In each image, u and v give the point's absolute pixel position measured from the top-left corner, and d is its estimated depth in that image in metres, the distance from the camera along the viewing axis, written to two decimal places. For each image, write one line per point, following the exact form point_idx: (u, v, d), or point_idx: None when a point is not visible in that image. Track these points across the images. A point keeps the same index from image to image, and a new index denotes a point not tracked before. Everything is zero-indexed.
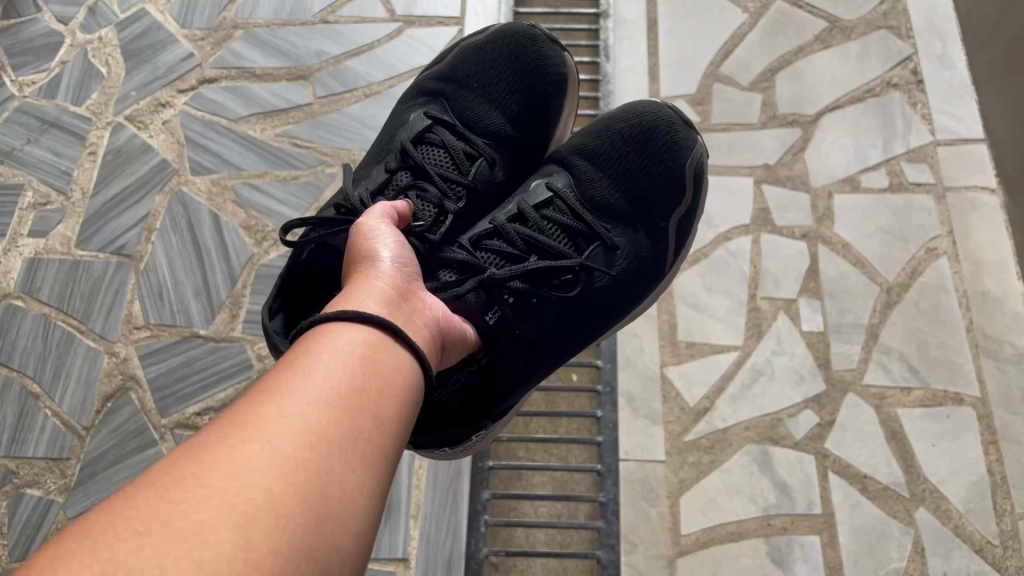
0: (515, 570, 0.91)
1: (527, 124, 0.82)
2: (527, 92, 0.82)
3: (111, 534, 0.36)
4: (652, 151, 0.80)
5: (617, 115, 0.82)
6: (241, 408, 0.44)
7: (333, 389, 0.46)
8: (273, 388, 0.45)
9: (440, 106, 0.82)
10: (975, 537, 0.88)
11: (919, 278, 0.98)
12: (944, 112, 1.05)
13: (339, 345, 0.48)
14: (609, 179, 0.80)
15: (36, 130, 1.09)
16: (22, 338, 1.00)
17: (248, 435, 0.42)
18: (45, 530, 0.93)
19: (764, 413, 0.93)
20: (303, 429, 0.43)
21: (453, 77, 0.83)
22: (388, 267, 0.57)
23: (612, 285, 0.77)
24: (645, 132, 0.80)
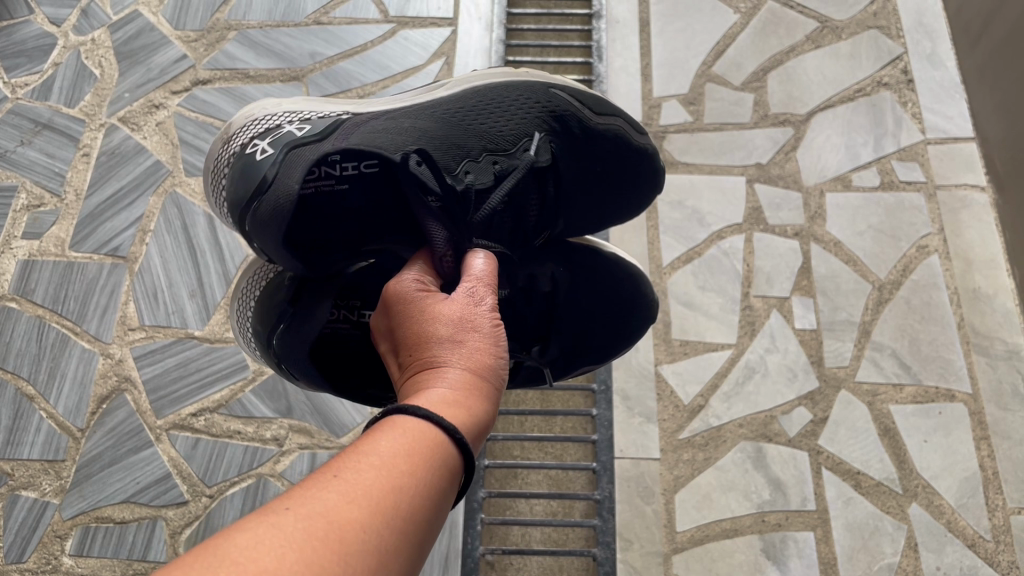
0: (511, 569, 0.91)
1: (582, 213, 0.74)
2: (609, 187, 0.74)
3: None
4: (622, 324, 0.74)
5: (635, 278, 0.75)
6: (323, 486, 0.36)
7: (417, 511, 0.37)
8: (362, 476, 0.37)
9: (560, 150, 0.70)
10: (967, 531, 0.88)
11: (910, 276, 0.99)
12: (934, 110, 1.06)
13: (432, 456, 0.39)
14: (588, 306, 0.72)
15: (29, 132, 1.09)
16: (16, 340, 1.00)
17: (333, 538, 0.34)
18: (40, 532, 0.92)
19: (757, 410, 0.93)
20: (381, 555, 0.35)
21: (595, 131, 0.71)
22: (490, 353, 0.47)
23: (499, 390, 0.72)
24: (641, 309, 0.74)
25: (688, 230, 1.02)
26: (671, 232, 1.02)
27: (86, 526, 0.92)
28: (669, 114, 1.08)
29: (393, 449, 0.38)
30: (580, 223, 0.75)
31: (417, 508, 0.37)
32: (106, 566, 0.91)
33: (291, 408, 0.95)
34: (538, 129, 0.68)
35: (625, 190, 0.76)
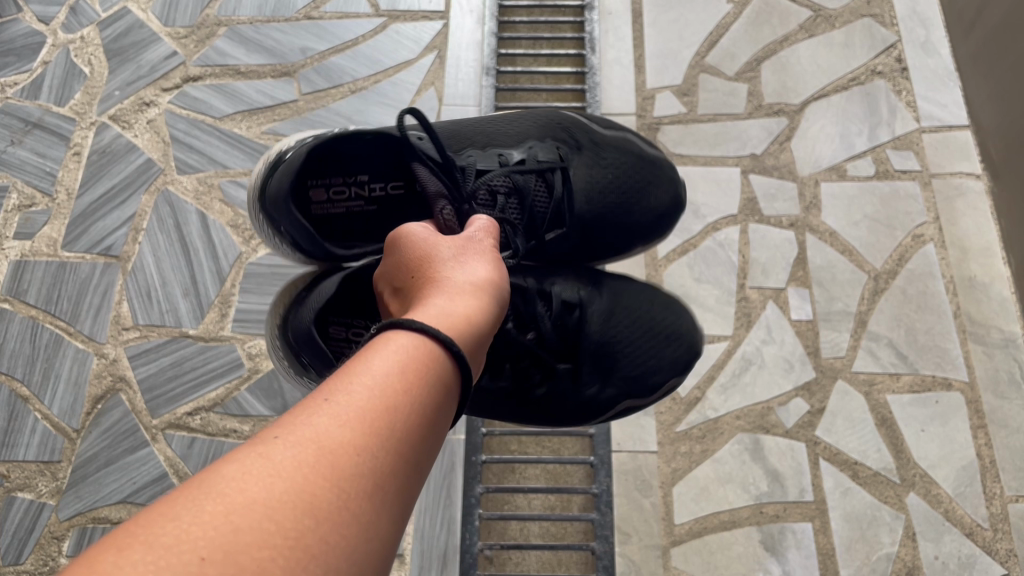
0: (510, 564, 0.91)
1: (608, 227, 0.77)
2: (630, 196, 0.78)
3: (162, 555, 0.28)
4: (662, 356, 0.74)
5: (661, 301, 0.77)
6: (313, 412, 0.35)
7: (413, 431, 0.37)
8: (355, 400, 0.36)
9: (573, 152, 0.76)
10: (965, 521, 0.88)
11: (906, 265, 0.98)
12: (929, 98, 1.06)
13: (429, 367, 0.39)
14: (623, 326, 0.74)
15: (19, 132, 1.09)
16: (10, 341, 0.99)
17: (323, 466, 0.33)
18: (37, 534, 0.92)
19: (754, 402, 0.93)
20: (375, 477, 0.34)
21: (601, 144, 0.78)
22: (490, 285, 0.48)
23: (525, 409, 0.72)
24: (669, 335, 0.75)
25: (684, 222, 1.02)
26: None
27: (83, 527, 0.91)
28: (663, 105, 1.07)
29: (389, 365, 0.38)
30: (607, 246, 0.78)
31: (412, 431, 0.36)
32: None
33: (287, 406, 0.94)
34: (543, 135, 0.76)
35: (654, 207, 0.79)
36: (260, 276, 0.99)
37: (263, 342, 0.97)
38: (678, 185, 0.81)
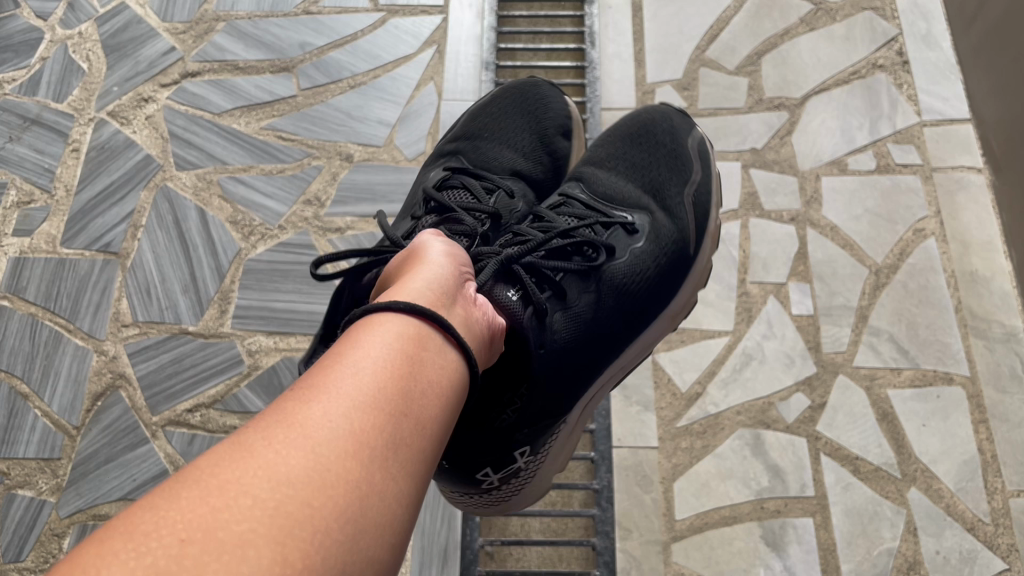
0: (511, 560, 0.91)
1: (539, 156, 0.87)
2: (522, 116, 0.90)
3: (148, 535, 0.31)
4: (656, 141, 0.86)
5: (620, 126, 0.89)
6: (287, 410, 0.39)
7: (386, 405, 0.40)
8: (324, 394, 0.40)
9: (459, 159, 0.87)
10: (966, 515, 0.88)
11: (907, 260, 0.98)
12: (930, 92, 1.05)
13: (391, 351, 0.43)
14: (619, 166, 0.84)
15: (17, 128, 1.08)
16: (10, 338, 0.99)
17: (295, 448, 0.36)
18: (37, 531, 0.91)
19: (754, 397, 0.93)
20: (348, 449, 0.37)
21: (469, 131, 0.90)
22: (438, 267, 0.53)
23: (655, 263, 0.75)
24: (647, 130, 0.88)
25: None
26: None
27: (83, 524, 0.91)
28: (664, 99, 1.07)
29: (357, 362, 0.42)
30: (549, 171, 0.87)
31: (385, 404, 0.40)
32: None
33: None
34: (433, 172, 0.86)
35: (548, 101, 0.91)
36: (260, 272, 0.99)
37: (263, 339, 0.96)
38: (543, 82, 0.95)
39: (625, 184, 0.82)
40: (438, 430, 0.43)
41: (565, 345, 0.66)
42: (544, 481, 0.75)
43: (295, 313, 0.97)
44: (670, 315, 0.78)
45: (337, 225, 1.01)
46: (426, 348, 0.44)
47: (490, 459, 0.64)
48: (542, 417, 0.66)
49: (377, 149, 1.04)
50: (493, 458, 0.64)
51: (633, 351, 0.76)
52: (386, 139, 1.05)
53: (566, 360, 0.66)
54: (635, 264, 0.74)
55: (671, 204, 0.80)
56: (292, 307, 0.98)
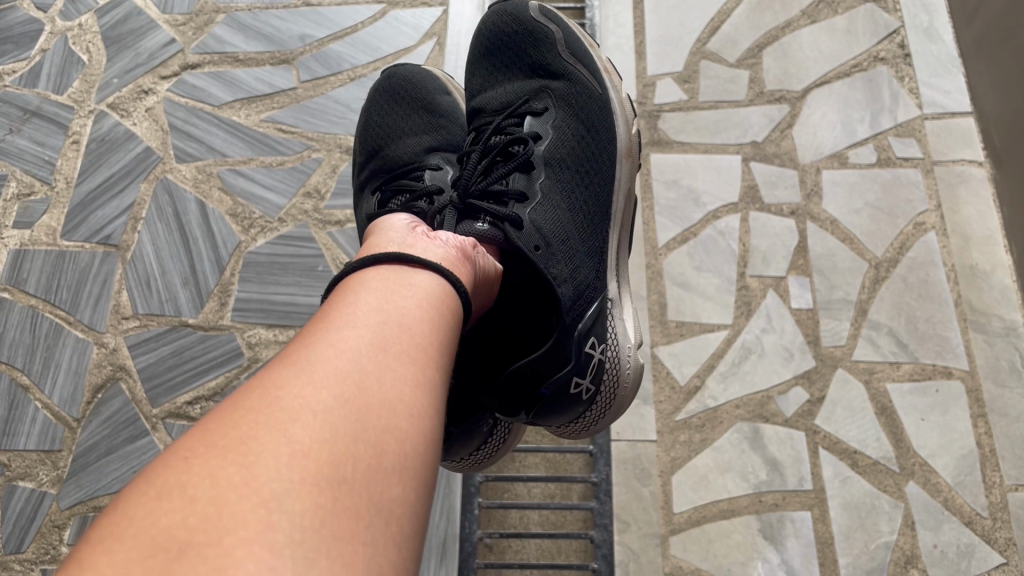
0: (510, 552, 0.91)
1: (438, 123, 0.86)
2: (406, 99, 0.90)
3: (163, 464, 0.36)
4: (508, 43, 0.84)
5: (473, 49, 0.88)
6: (280, 354, 0.44)
7: (365, 319, 0.45)
8: (308, 332, 0.44)
9: (379, 170, 0.86)
10: (964, 509, 0.88)
11: (907, 253, 0.98)
12: (932, 85, 1.05)
13: (357, 287, 0.47)
14: (497, 86, 0.84)
15: (18, 120, 1.08)
16: (10, 330, 0.99)
17: (285, 368, 0.41)
18: (39, 522, 0.92)
19: (753, 391, 0.93)
20: (335, 355, 0.42)
21: (370, 140, 0.89)
22: (388, 233, 0.56)
23: (578, 128, 0.78)
24: (495, 37, 0.85)
25: (683, 211, 1.01)
26: (665, 212, 1.02)
27: (84, 516, 0.92)
28: (664, 92, 1.07)
29: (334, 304, 0.46)
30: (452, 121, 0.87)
31: (365, 321, 0.45)
32: None
33: None
34: (367, 200, 0.85)
35: (415, 76, 0.91)
36: (260, 264, 0.99)
37: (263, 331, 0.97)
38: (394, 67, 0.93)
39: (513, 85, 0.83)
40: (432, 325, 0.47)
41: (557, 232, 0.69)
42: (635, 358, 0.72)
43: (294, 305, 0.98)
44: (623, 157, 0.79)
45: (336, 218, 1.01)
46: (398, 276, 0.49)
47: (568, 370, 0.65)
48: (583, 306, 0.68)
49: None
50: (570, 367, 0.66)
51: (620, 204, 0.78)
52: None
53: (570, 243, 0.70)
54: (562, 139, 0.76)
55: (558, 69, 0.81)
56: (291, 299, 0.98)
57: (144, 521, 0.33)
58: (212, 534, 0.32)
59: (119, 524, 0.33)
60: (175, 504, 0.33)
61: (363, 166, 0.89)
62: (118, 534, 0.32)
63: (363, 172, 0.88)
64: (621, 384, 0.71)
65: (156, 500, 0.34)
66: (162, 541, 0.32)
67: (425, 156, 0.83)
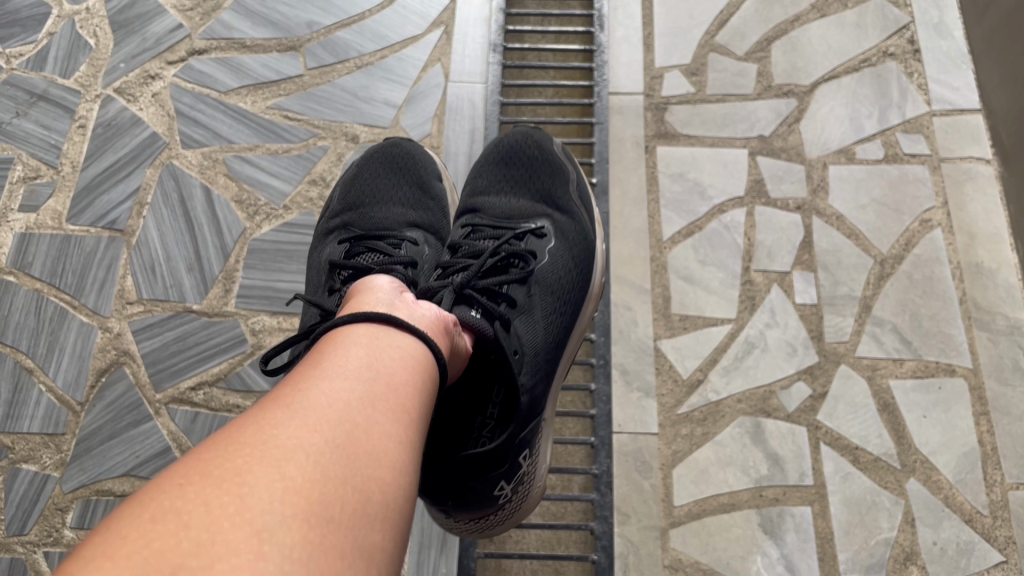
0: (510, 541, 0.92)
1: (426, 203, 0.86)
2: (399, 168, 0.88)
3: (157, 488, 0.37)
4: (523, 158, 0.86)
5: (486, 154, 0.88)
6: (268, 397, 0.44)
7: (354, 372, 0.46)
8: (297, 380, 0.45)
9: (350, 227, 0.84)
10: (964, 507, 0.88)
11: (913, 250, 0.98)
12: (940, 81, 1.05)
13: (344, 348, 0.48)
14: (503, 192, 0.84)
15: (24, 104, 1.08)
16: (14, 313, 0.99)
17: (277, 410, 0.42)
18: (42, 504, 0.92)
19: (756, 385, 0.93)
20: (327, 404, 0.43)
21: (347, 196, 0.87)
22: (380, 290, 0.56)
23: (573, 255, 0.79)
24: (513, 149, 0.87)
25: (690, 204, 1.01)
26: (670, 205, 1.01)
27: (87, 499, 0.92)
28: (672, 84, 1.07)
29: (321, 358, 0.47)
30: (442, 206, 0.87)
31: (354, 373, 0.46)
32: None
33: None
34: (327, 249, 0.82)
35: (413, 154, 0.90)
36: (265, 251, 0.99)
37: (267, 318, 0.97)
38: (392, 140, 0.93)
39: (517, 201, 0.83)
40: (416, 386, 0.48)
41: (536, 347, 0.70)
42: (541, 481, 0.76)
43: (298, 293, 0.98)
44: (591, 299, 0.81)
45: None
46: (385, 338, 0.50)
47: (498, 475, 0.66)
48: (531, 423, 0.69)
49: (385, 129, 1.04)
50: (501, 472, 0.67)
51: (580, 332, 0.81)
52: (394, 119, 1.05)
53: (543, 362, 0.71)
54: (558, 266, 0.77)
55: (566, 201, 0.83)
56: (295, 287, 0.98)
57: (137, 542, 0.33)
58: (205, 558, 0.32)
59: (111, 544, 0.33)
60: (168, 528, 0.34)
61: (332, 218, 0.86)
62: (111, 553, 0.32)
63: (330, 225, 0.86)
64: (529, 494, 0.73)
65: (149, 522, 0.34)
66: (156, 562, 0.32)
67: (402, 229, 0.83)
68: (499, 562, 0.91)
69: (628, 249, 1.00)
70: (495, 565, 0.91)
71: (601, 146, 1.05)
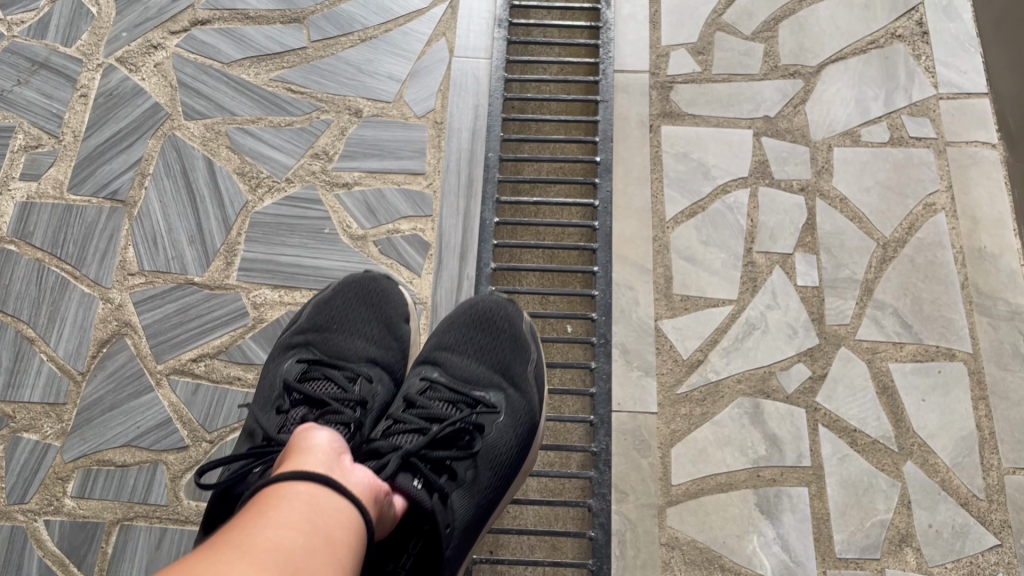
0: (508, 517, 0.93)
1: (391, 343, 0.82)
2: (368, 300, 0.85)
3: None
4: (494, 328, 0.83)
5: (459, 311, 0.85)
6: (217, 540, 0.47)
7: (299, 518, 0.48)
8: (243, 524, 0.48)
9: (307, 347, 0.81)
10: (961, 490, 0.89)
11: (916, 234, 0.98)
12: (948, 65, 1.04)
13: (285, 502, 0.49)
14: (465, 354, 0.82)
15: (25, 72, 1.07)
16: (16, 283, 0.99)
17: (227, 549, 0.45)
18: (42, 474, 0.92)
19: (756, 366, 0.93)
20: (274, 543, 0.46)
21: (311, 315, 0.84)
22: (319, 446, 0.56)
23: (518, 436, 0.77)
24: (486, 318, 0.84)
25: (693, 184, 1.01)
26: (674, 185, 1.01)
27: (87, 469, 0.92)
28: (677, 63, 1.06)
29: (263, 507, 0.49)
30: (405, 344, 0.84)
31: (297, 518, 0.48)
32: (107, 508, 0.91)
33: None
34: (282, 366, 0.80)
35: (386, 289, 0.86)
36: (267, 225, 0.99)
37: (268, 292, 0.97)
38: (372, 269, 0.90)
39: (476, 367, 0.81)
40: (355, 538, 0.49)
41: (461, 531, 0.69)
42: None
43: (300, 267, 0.98)
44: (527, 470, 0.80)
45: (344, 180, 1.01)
46: (323, 500, 0.50)
47: None
48: None
49: (387, 104, 1.04)
50: None
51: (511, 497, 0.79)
52: (397, 94, 1.05)
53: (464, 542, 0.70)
54: (504, 446, 0.75)
55: (522, 379, 0.80)
56: (296, 261, 0.98)
57: None
58: None
59: None
60: None
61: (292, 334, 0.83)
62: None
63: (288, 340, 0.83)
64: None
65: None
66: None
67: (358, 362, 0.80)
68: (497, 537, 0.92)
69: (629, 229, 1.00)
70: (493, 540, 0.92)
71: (606, 125, 1.04)
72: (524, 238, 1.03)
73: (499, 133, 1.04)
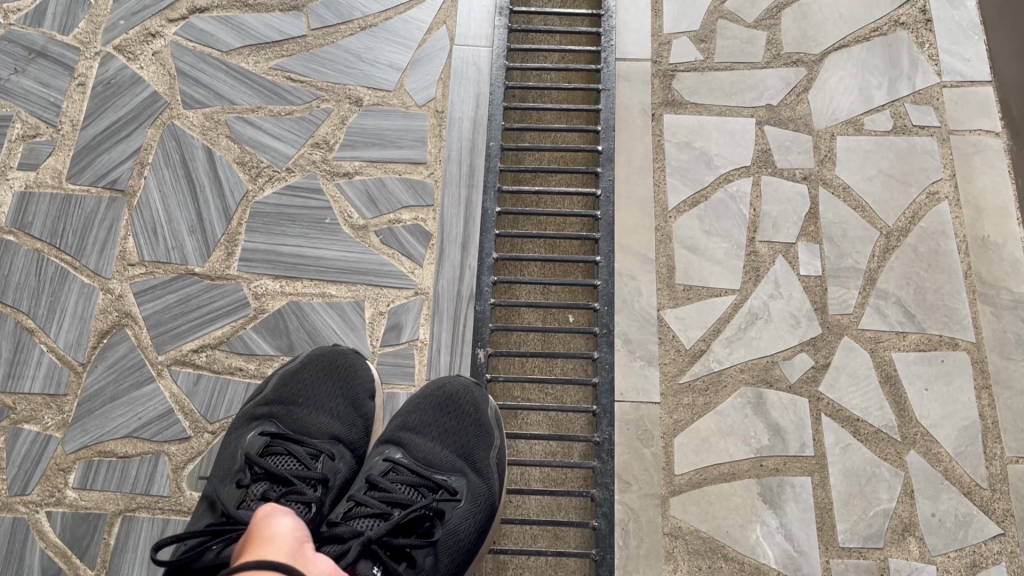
0: (510, 507, 0.93)
1: (356, 418, 0.80)
2: (335, 371, 0.82)
3: None
4: (460, 411, 0.81)
5: (427, 391, 0.83)
6: None
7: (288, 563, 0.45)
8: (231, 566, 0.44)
9: (269, 421, 0.79)
10: (964, 479, 0.89)
11: (919, 223, 0.97)
12: (952, 52, 1.04)
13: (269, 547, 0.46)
14: (428, 434, 0.80)
15: (22, 60, 1.06)
16: (14, 274, 0.98)
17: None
18: (43, 465, 0.92)
19: (759, 355, 0.93)
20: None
21: (276, 387, 0.82)
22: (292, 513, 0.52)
23: (479, 522, 0.75)
24: (452, 399, 0.82)
25: (695, 173, 1.00)
26: (676, 173, 1.01)
27: (88, 460, 0.92)
28: (680, 51, 1.05)
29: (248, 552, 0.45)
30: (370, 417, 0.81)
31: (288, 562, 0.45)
32: (109, 500, 0.90)
33: (293, 346, 0.94)
34: (244, 439, 0.78)
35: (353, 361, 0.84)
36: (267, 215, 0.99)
37: (269, 283, 0.97)
38: (341, 343, 0.87)
39: (439, 451, 0.79)
40: None
41: None
42: None
43: (301, 257, 0.97)
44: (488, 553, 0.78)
45: (345, 169, 1.01)
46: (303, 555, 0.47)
47: None
48: None
49: (387, 93, 1.04)
50: None
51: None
52: (397, 83, 1.04)
53: None
54: (465, 534, 0.74)
55: (486, 465, 0.78)
56: (297, 250, 0.98)
57: None
58: None
59: None
60: None
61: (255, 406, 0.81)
62: None
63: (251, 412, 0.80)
64: None
65: None
66: None
67: (321, 440, 0.78)
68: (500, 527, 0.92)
69: (631, 219, 0.99)
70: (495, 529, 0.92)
71: (607, 113, 1.04)
72: (525, 228, 1.02)
73: (501, 122, 1.03)
